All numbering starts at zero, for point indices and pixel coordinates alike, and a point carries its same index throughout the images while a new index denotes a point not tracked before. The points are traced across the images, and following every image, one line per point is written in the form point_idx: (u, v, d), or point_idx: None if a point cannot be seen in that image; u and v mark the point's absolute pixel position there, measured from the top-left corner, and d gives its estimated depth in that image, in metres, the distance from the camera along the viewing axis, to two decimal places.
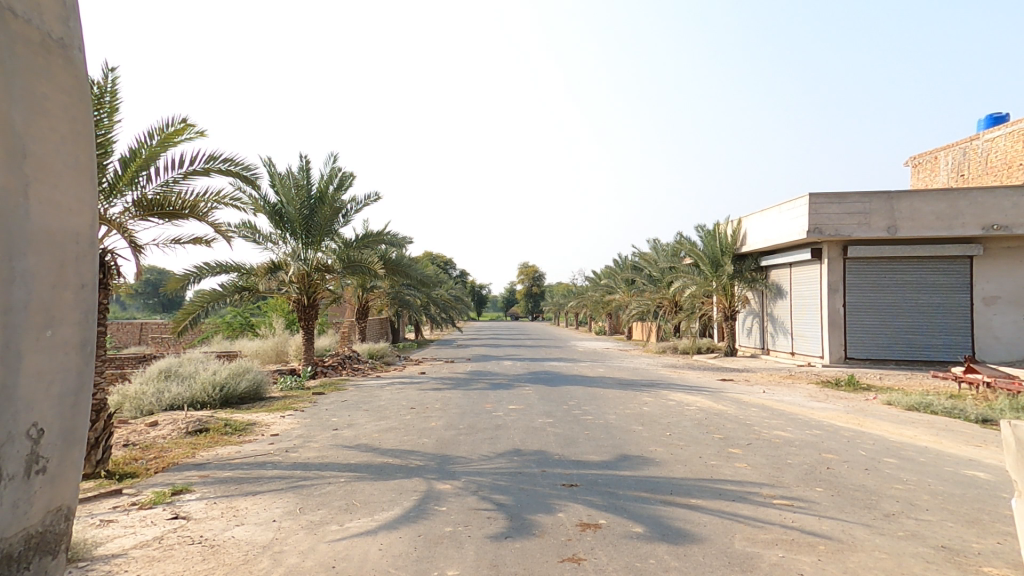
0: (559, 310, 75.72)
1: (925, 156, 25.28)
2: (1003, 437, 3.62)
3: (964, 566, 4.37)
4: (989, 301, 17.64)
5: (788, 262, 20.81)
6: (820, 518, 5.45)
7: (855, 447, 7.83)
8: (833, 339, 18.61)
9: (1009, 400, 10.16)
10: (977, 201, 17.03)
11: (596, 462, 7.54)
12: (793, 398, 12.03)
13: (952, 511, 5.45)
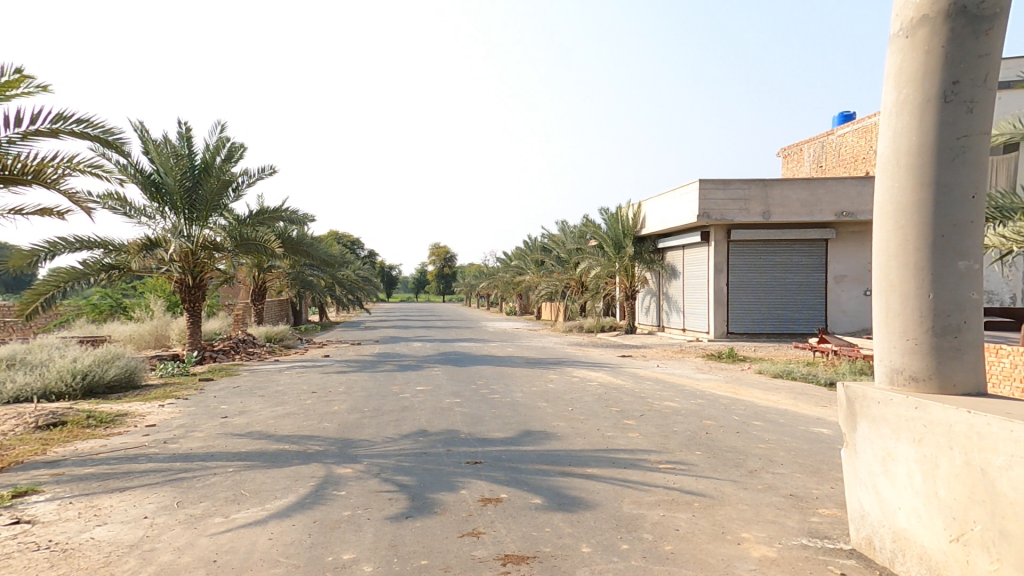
0: (472, 292, 75.81)
1: (792, 148, 27.97)
2: (836, 396, 4.23)
3: (806, 509, 5.03)
4: (843, 281, 20.10)
5: (681, 245, 22.31)
6: (697, 478, 6.00)
7: (731, 413, 8.66)
8: (718, 316, 20.34)
9: (851, 365, 11.74)
10: (832, 190, 19.12)
11: (499, 439, 7.71)
12: (682, 371, 13.04)
13: (801, 464, 6.24)
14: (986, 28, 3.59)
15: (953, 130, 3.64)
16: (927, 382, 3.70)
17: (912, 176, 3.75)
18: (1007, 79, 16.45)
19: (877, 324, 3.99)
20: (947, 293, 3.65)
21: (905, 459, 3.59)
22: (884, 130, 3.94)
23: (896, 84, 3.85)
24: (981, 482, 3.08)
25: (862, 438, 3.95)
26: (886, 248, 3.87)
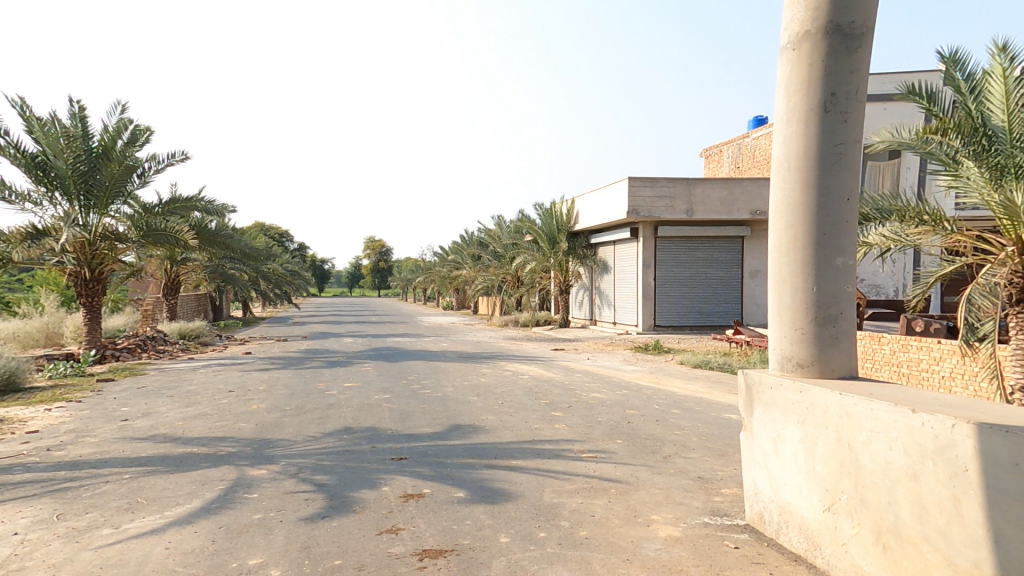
0: (408, 286, 74.48)
1: (713, 149, 29.34)
2: (736, 383, 4.48)
3: (711, 490, 5.31)
4: (758, 276, 21.34)
5: (612, 240, 23.01)
6: (616, 465, 6.17)
7: (652, 403, 8.99)
8: (646, 309, 21.12)
9: (761, 355, 12.53)
10: (748, 189, 20.20)
11: (426, 435, 7.60)
12: (611, 363, 13.43)
13: (710, 448, 6.58)
14: (858, 46, 3.89)
15: (832, 138, 3.92)
16: (811, 369, 3.99)
17: (799, 179, 4.02)
18: (887, 91, 17.86)
19: (768, 316, 4.27)
20: (829, 287, 3.93)
21: (790, 440, 3.92)
22: (778, 135, 4.17)
23: (785, 94, 4.10)
24: (850, 457, 3.46)
25: (757, 421, 4.24)
26: (779, 246, 4.11)
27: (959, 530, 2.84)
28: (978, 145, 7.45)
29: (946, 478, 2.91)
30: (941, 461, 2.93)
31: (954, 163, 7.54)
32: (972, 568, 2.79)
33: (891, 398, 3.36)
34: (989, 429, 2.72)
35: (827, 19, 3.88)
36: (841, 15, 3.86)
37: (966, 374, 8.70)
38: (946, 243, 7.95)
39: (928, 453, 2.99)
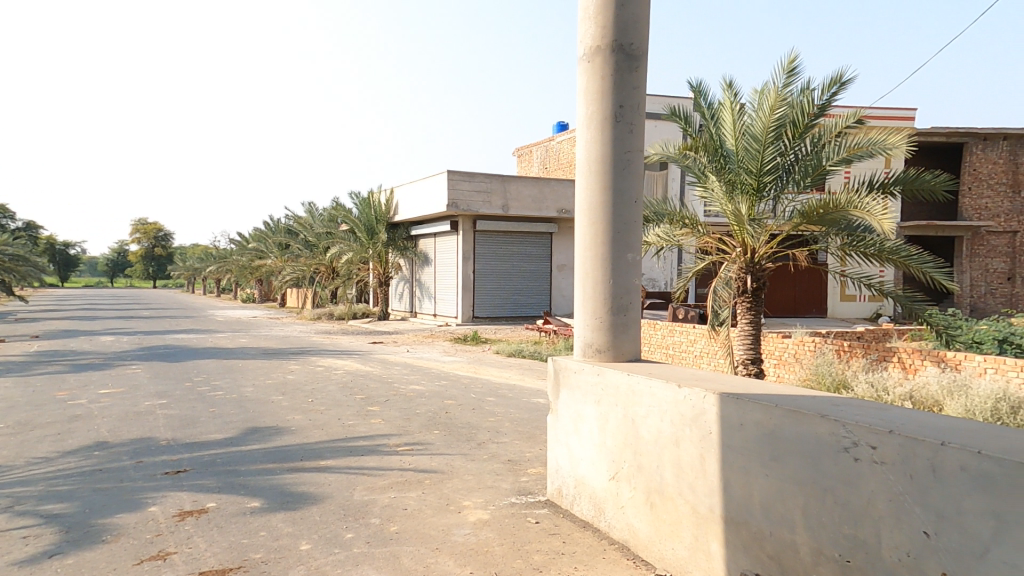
0: (197, 276, 64.70)
1: (525, 149, 31.26)
2: (548, 369, 4.81)
3: (519, 471, 5.60)
4: (565, 270, 23.36)
5: (433, 233, 23.16)
6: (432, 456, 6.12)
7: (468, 392, 9.19)
8: (465, 301, 21.67)
9: (566, 343, 13.78)
10: (556, 190, 21.95)
11: (215, 442, 6.63)
12: (430, 354, 13.43)
13: (521, 432, 6.95)
14: (637, 65, 4.41)
15: (622, 144, 4.41)
16: (606, 353, 4.44)
17: (597, 181, 4.44)
18: (657, 111, 20.98)
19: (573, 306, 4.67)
20: (621, 279, 4.41)
21: (586, 418, 4.36)
22: (580, 140, 4.56)
23: (584, 103, 4.50)
24: (630, 430, 3.98)
25: (562, 403, 4.63)
26: (583, 241, 4.50)
27: (702, 483, 3.45)
28: (718, 162, 9.04)
29: (695, 441, 3.50)
30: (694, 427, 3.51)
31: (704, 176, 9.15)
32: (709, 513, 3.41)
33: (664, 376, 3.91)
34: (727, 397, 3.32)
35: (613, 38, 4.35)
36: (623, 36, 4.35)
37: (711, 353, 10.72)
38: (700, 243, 9.58)
39: (687, 421, 3.55)
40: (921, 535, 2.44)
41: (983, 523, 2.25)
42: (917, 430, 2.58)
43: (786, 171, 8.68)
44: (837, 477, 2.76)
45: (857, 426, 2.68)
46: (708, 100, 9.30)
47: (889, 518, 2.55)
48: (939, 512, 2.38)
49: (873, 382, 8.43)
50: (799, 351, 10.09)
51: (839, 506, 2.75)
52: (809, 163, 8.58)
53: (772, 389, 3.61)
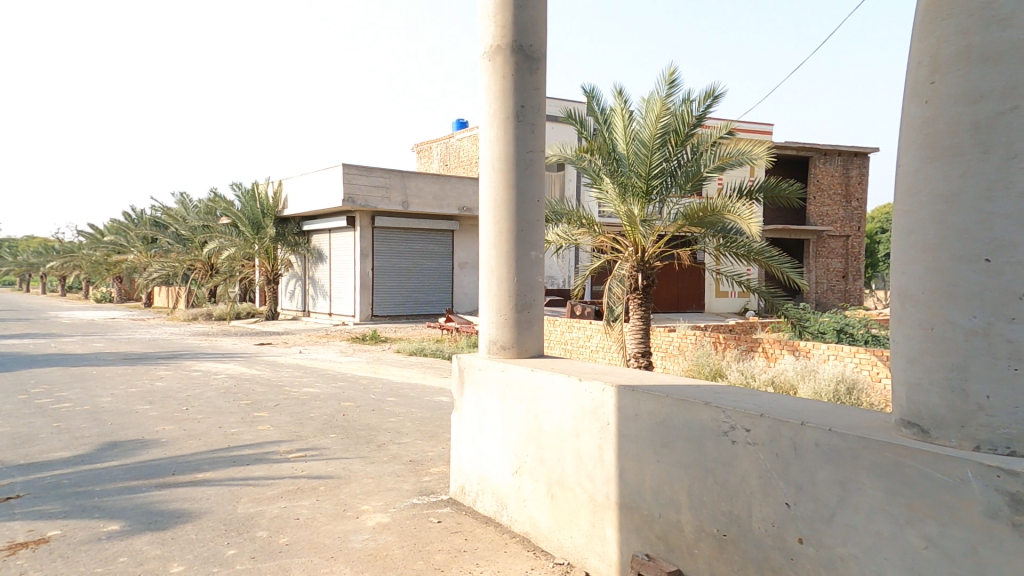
0: (37, 273, 55.61)
1: (425, 145, 30.72)
2: (453, 367, 4.76)
3: (420, 471, 5.45)
4: (466, 268, 23.27)
5: (326, 228, 21.98)
6: (327, 461, 5.76)
7: (367, 392, 8.79)
8: (363, 300, 20.84)
9: (469, 340, 13.75)
10: (456, 187, 21.79)
11: (63, 460, 5.71)
12: (325, 355, 12.71)
13: (423, 431, 6.77)
14: (537, 67, 4.46)
15: (524, 144, 4.46)
16: (510, 349, 4.47)
17: (501, 180, 4.47)
18: (554, 114, 21.64)
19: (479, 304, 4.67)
20: (525, 277, 4.45)
21: (491, 414, 4.38)
22: (484, 138, 4.57)
23: (487, 102, 4.51)
24: (532, 425, 4.05)
25: (466, 400, 4.60)
26: (488, 239, 4.51)
27: (600, 472, 3.60)
28: (612, 164, 9.36)
29: (594, 432, 3.64)
30: (593, 419, 3.65)
31: (599, 178, 9.55)
32: (605, 500, 3.57)
33: (566, 370, 4.01)
34: (623, 389, 3.48)
35: (512, 38, 4.39)
36: (523, 37, 4.39)
37: (606, 348, 11.24)
38: (595, 242, 9.99)
39: (587, 413, 3.68)
40: (783, 507, 2.70)
41: (831, 492, 2.54)
42: (782, 412, 2.85)
43: (670, 176, 9.28)
44: (716, 459, 2.98)
45: (734, 411, 2.91)
46: (601, 105, 9.67)
47: (758, 493, 2.80)
48: (797, 485, 2.65)
49: (743, 370, 9.39)
50: (682, 344, 10.90)
51: (717, 485, 2.98)
52: (690, 169, 9.25)
53: (664, 380, 3.82)
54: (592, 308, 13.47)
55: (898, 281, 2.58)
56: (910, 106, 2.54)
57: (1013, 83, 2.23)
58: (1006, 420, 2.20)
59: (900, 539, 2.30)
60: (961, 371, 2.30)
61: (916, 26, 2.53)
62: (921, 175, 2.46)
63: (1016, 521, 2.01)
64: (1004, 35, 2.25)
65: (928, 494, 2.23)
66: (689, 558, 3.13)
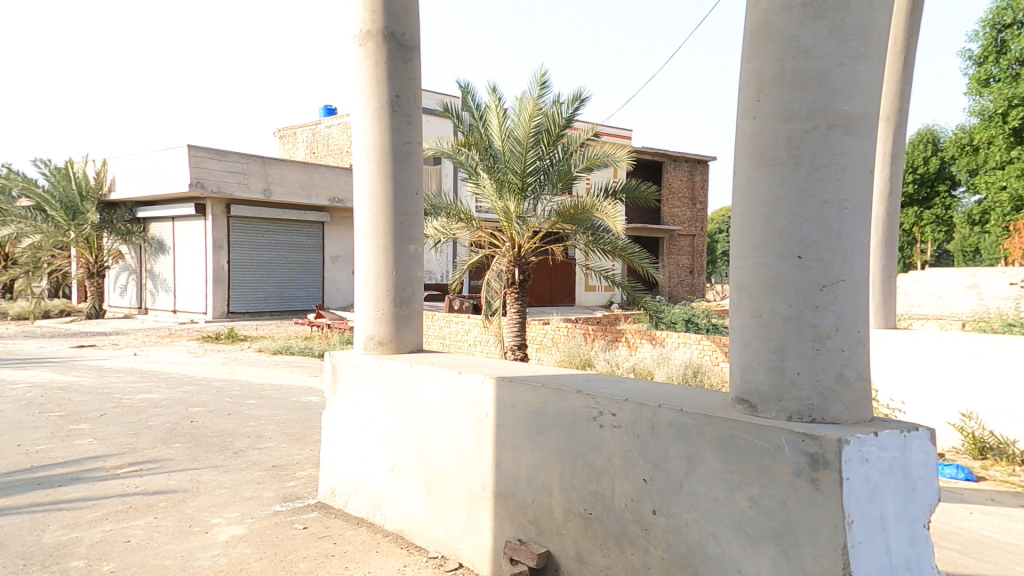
0: None
1: (288, 130, 28.52)
2: (326, 365, 4.57)
3: (284, 476, 5.11)
4: (338, 261, 22.14)
5: (169, 215, 19.52)
6: (169, 474, 5.16)
7: (220, 396, 8.01)
8: (216, 295, 18.88)
9: (341, 337, 13.17)
10: (325, 176, 20.64)
11: None
12: (168, 357, 11.34)
13: (288, 434, 6.35)
14: (411, 57, 4.38)
15: (400, 135, 4.36)
16: (389, 345, 4.40)
17: (377, 171, 4.35)
18: (430, 106, 21.41)
19: (356, 298, 4.53)
20: (404, 271, 4.37)
21: (368, 411, 4.28)
22: (358, 127, 4.41)
23: (361, 90, 4.36)
24: (411, 421, 4.02)
25: (342, 399, 4.45)
26: (366, 232, 4.39)
27: (477, 463, 3.69)
28: (488, 160, 9.58)
29: (473, 425, 3.71)
30: (472, 411, 3.71)
31: (476, 173, 9.77)
32: (481, 490, 3.66)
33: (444, 364, 4.03)
34: (502, 380, 3.59)
35: (383, 25, 4.26)
36: (395, 25, 4.28)
37: (483, 341, 11.43)
38: (474, 237, 10.10)
39: (467, 406, 3.73)
40: (641, 482, 2.98)
41: (681, 465, 2.84)
42: (642, 396, 3.13)
43: (544, 174, 9.64)
44: (586, 443, 3.20)
45: (602, 397, 3.13)
46: (476, 101, 9.77)
47: (621, 471, 3.06)
48: (654, 462, 2.93)
49: (609, 359, 10.21)
50: (555, 336, 11.48)
51: (586, 467, 3.20)
52: (561, 168, 9.70)
53: (539, 371, 4.00)
54: (470, 302, 13.64)
55: (734, 274, 2.96)
56: (742, 120, 2.91)
57: (815, 106, 2.67)
58: (810, 392, 2.66)
59: (732, 501, 2.66)
60: (780, 353, 2.73)
61: (743, 50, 2.91)
62: (751, 181, 2.84)
63: (814, 476, 2.42)
64: (808, 65, 2.68)
65: (754, 461, 2.60)
66: (558, 538, 3.33)
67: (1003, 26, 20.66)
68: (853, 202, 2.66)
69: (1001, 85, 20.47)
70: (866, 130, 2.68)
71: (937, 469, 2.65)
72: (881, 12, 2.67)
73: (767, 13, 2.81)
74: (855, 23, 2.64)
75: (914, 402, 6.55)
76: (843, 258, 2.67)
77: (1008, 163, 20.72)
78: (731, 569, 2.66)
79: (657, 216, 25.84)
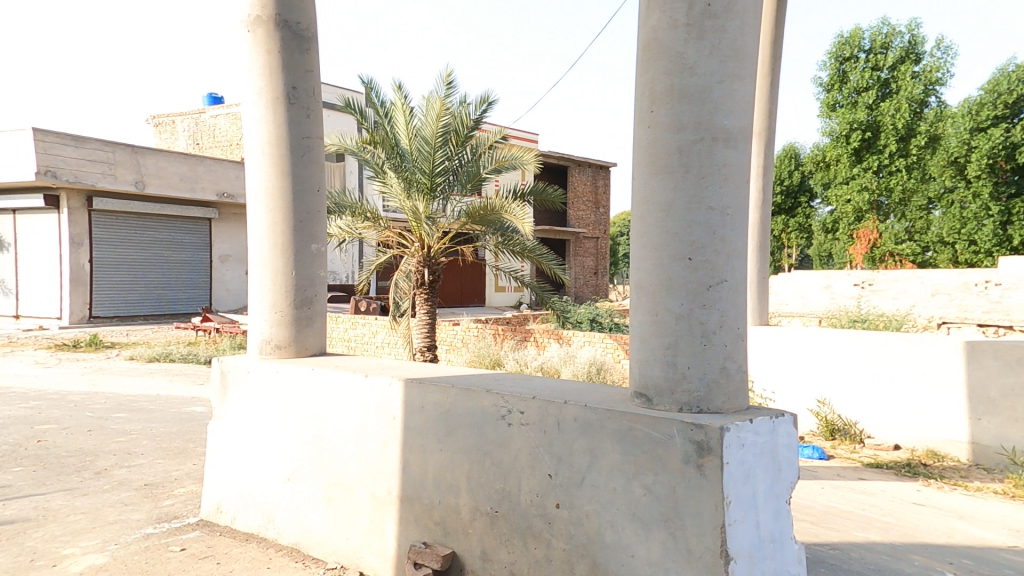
0: None
1: (163, 118, 25.73)
2: (215, 371, 4.24)
3: (157, 495, 4.66)
4: (227, 260, 20.56)
5: (10, 207, 16.94)
6: (8, 502, 4.51)
7: (78, 411, 7.14)
8: (75, 298, 16.83)
9: (231, 341, 12.30)
10: (211, 169, 19.19)
11: None
12: (8, 368, 9.92)
13: (164, 448, 5.81)
14: (308, 47, 4.17)
15: (297, 128, 4.13)
16: (288, 348, 4.18)
17: (274, 166, 4.11)
18: (331, 101, 20.53)
19: (252, 300, 4.26)
20: (304, 271, 4.17)
21: (264, 419, 4.04)
22: (252, 119, 4.14)
23: (253, 80, 4.10)
24: (312, 426, 3.86)
25: (234, 406, 4.16)
26: (263, 231, 4.15)
27: (383, 467, 3.60)
28: (395, 159, 9.40)
29: (380, 428, 3.62)
30: (379, 414, 3.63)
31: (382, 172, 9.59)
32: (386, 495, 3.58)
33: (349, 367, 3.90)
34: (411, 382, 3.53)
35: (276, 12, 4.02)
36: (288, 12, 4.05)
37: (391, 343, 11.16)
38: (381, 237, 9.86)
39: (375, 409, 3.64)
40: (546, 477, 3.06)
41: (583, 458, 2.96)
42: (550, 393, 3.21)
43: (453, 174, 9.58)
44: (495, 442, 3.23)
45: (511, 395, 3.18)
46: (380, 98, 9.56)
47: (527, 467, 3.13)
48: (558, 457, 3.03)
49: (518, 359, 10.42)
50: (465, 337, 11.52)
51: (494, 466, 3.24)
52: (470, 169, 9.69)
53: (450, 371, 3.98)
54: (377, 303, 13.30)
55: (633, 275, 3.13)
56: (638, 130, 3.08)
57: (700, 120, 2.90)
58: (698, 385, 2.88)
59: (629, 489, 2.81)
60: (672, 349, 2.93)
61: (637, 64, 3.09)
62: (647, 187, 3.02)
63: (700, 462, 2.61)
64: (692, 81, 2.90)
65: (648, 451, 2.76)
66: (464, 538, 3.34)
67: (845, 59, 23.96)
68: (733, 209, 2.92)
69: (846, 111, 23.68)
70: (743, 145, 2.95)
71: (800, 451, 2.96)
72: (752, 39, 2.96)
73: (657, 31, 3.01)
74: (730, 45, 2.90)
75: (784, 391, 7.33)
76: (726, 260, 2.92)
77: (853, 178, 23.99)
78: (627, 554, 2.80)
79: (563, 219, 26.70)
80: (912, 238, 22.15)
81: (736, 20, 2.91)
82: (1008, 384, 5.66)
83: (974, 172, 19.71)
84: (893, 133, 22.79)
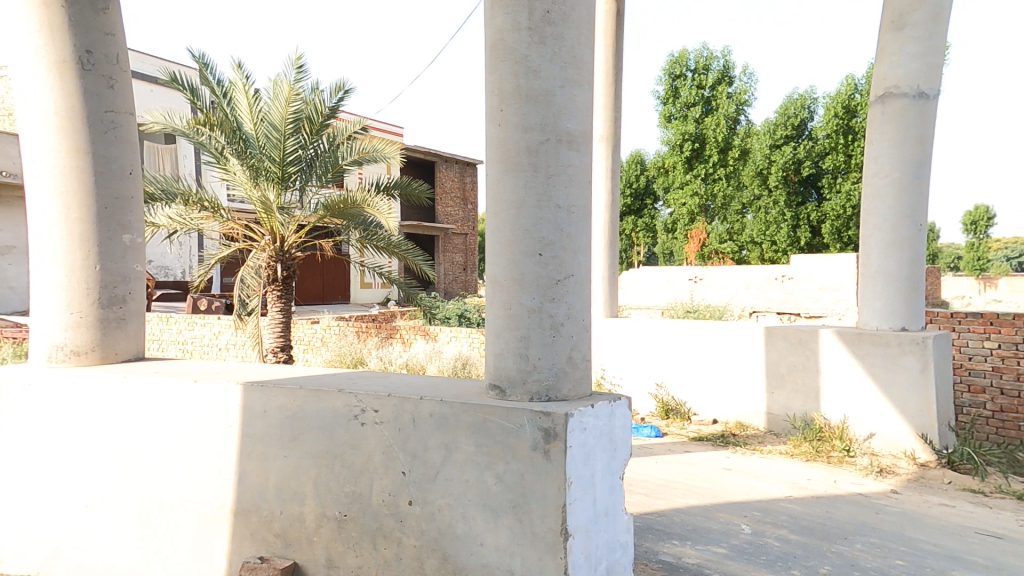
0: None
1: None
2: None
3: None
4: (10, 252, 17.30)
5: None
6: None
7: None
8: None
9: (12, 349, 10.39)
10: None
11: None
12: None
13: None
14: (104, 6, 3.61)
15: (96, 99, 3.56)
16: (91, 355, 3.58)
17: (65, 142, 3.49)
18: (151, 74, 18.18)
19: (40, 299, 3.58)
20: (112, 266, 3.62)
21: (59, 438, 3.47)
22: (34, 84, 3.48)
23: (31, 38, 3.45)
24: (128, 440, 3.39)
25: (14, 425, 3.52)
26: (53, 217, 3.51)
27: (215, 480, 3.26)
28: (237, 145, 8.62)
29: (214, 437, 3.27)
30: (214, 422, 3.27)
31: (222, 157, 8.76)
32: (217, 510, 3.25)
33: (177, 373, 3.48)
34: (251, 386, 3.23)
35: None
36: None
37: (238, 344, 10.18)
38: (223, 229, 8.96)
39: (211, 417, 3.27)
40: (400, 475, 2.99)
41: (438, 453, 2.93)
42: (406, 391, 3.13)
43: (308, 164, 8.94)
44: (346, 443, 3.08)
45: (364, 395, 3.04)
46: (216, 75, 8.62)
47: (380, 467, 3.02)
48: (413, 453, 2.96)
49: (382, 356, 10.16)
50: (325, 336, 10.97)
51: (344, 469, 3.08)
52: (328, 159, 9.12)
53: (300, 372, 3.72)
54: (222, 302, 12.09)
55: (490, 270, 3.18)
56: (489, 127, 3.13)
57: (545, 121, 3.02)
58: (547, 373, 3.00)
59: (481, 480, 2.84)
60: (525, 341, 3.03)
61: (485, 62, 3.13)
62: (499, 184, 3.09)
63: (546, 448, 2.72)
64: (537, 83, 3.01)
65: (500, 441, 2.81)
66: (307, 548, 3.14)
67: (676, 76, 26.87)
68: (577, 207, 3.10)
69: (678, 123, 26.51)
70: (584, 147, 3.14)
71: (633, 430, 3.20)
72: (587, 48, 3.15)
73: (502, 31, 3.08)
74: (569, 53, 3.06)
75: (627, 377, 8.03)
76: (572, 256, 3.09)
77: (686, 184, 26.91)
78: (475, 543, 2.85)
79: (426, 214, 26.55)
80: (732, 238, 25.62)
81: (573, 29, 3.07)
82: (792, 361, 6.68)
83: (774, 182, 23.34)
84: (715, 145, 25.96)
